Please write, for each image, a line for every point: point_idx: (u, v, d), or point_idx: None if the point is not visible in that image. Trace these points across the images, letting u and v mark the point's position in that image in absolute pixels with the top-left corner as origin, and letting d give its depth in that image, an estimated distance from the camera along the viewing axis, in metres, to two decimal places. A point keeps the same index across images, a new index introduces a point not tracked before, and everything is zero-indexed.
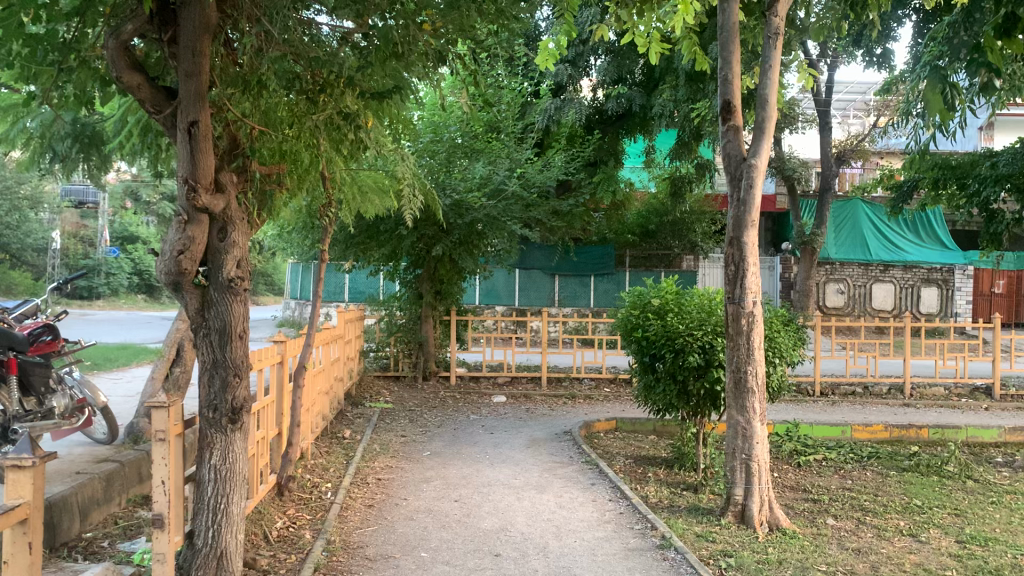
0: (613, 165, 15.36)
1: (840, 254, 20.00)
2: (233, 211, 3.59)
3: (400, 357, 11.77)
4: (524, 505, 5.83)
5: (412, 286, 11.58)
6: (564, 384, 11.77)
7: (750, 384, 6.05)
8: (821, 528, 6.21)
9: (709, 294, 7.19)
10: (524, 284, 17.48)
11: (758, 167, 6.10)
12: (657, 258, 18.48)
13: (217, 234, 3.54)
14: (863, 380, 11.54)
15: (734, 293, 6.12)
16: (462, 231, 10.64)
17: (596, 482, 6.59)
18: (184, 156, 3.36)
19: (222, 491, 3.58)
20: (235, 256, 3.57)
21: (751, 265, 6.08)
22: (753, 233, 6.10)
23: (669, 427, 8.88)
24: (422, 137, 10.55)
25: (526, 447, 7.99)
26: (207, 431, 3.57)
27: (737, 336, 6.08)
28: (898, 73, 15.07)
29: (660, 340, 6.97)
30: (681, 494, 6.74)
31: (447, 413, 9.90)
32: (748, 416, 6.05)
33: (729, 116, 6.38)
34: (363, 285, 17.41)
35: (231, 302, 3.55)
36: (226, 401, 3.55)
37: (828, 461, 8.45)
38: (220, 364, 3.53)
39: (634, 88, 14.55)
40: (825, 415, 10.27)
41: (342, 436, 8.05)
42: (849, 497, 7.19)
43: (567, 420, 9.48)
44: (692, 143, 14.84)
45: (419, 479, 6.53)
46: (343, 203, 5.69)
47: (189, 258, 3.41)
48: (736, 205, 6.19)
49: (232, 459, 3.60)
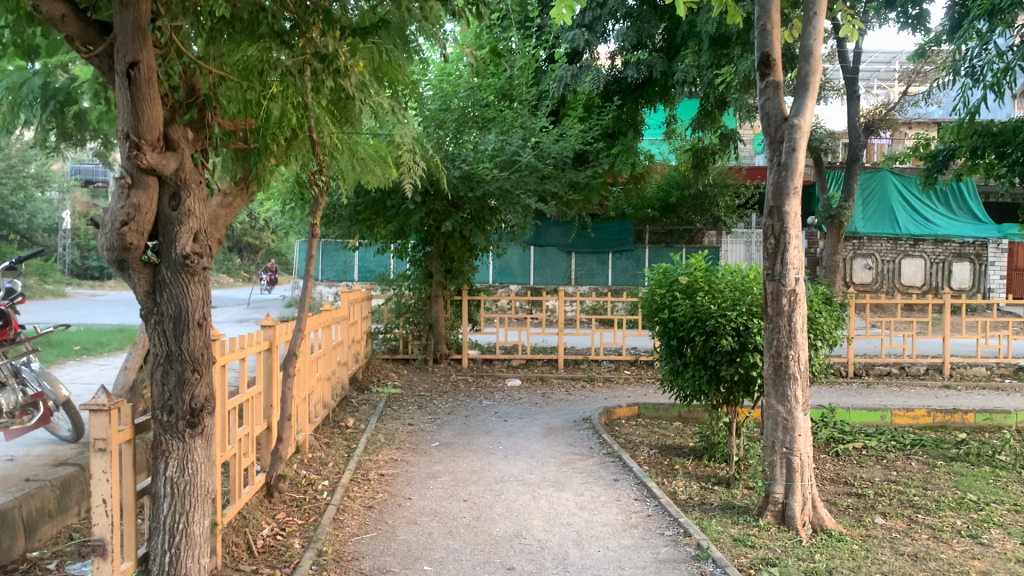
0: (632, 136, 14.26)
1: (867, 228, 19.19)
2: (189, 173, 2.98)
3: (410, 338, 11.20)
4: (540, 505, 5.24)
5: (422, 264, 11.05)
6: (582, 366, 11.19)
7: (791, 370, 5.42)
8: (870, 530, 5.59)
9: (743, 271, 6.57)
10: (538, 261, 16.98)
11: (801, 128, 5.44)
12: (678, 234, 17.70)
13: (169, 200, 2.94)
14: (898, 360, 10.91)
15: (773, 269, 5.49)
16: (473, 206, 10.01)
17: (620, 477, 5.98)
18: (123, 105, 2.77)
19: (180, 510, 3.00)
20: (191, 228, 2.96)
21: (793, 237, 5.44)
22: (796, 202, 5.45)
23: (695, 413, 8.29)
24: (430, 105, 9.88)
25: (543, 436, 7.42)
26: (161, 437, 2.98)
27: (777, 317, 5.45)
28: (934, 36, 14.22)
29: (689, 322, 6.34)
30: (712, 489, 6.15)
31: (458, 398, 9.33)
32: (789, 406, 5.43)
33: (768, 72, 5.69)
34: (373, 262, 16.87)
35: (187, 283, 2.96)
36: (183, 402, 2.97)
37: (868, 450, 7.82)
38: (175, 357, 2.96)
39: (654, 54, 13.80)
40: (860, 399, 9.63)
41: (345, 425, 7.49)
42: (898, 491, 6.56)
43: (586, 406, 8.88)
44: (715, 111, 14.04)
45: (425, 475, 5.96)
46: (336, 172, 5.07)
47: (135, 230, 2.83)
48: (777, 170, 5.53)
49: (191, 471, 3.02)
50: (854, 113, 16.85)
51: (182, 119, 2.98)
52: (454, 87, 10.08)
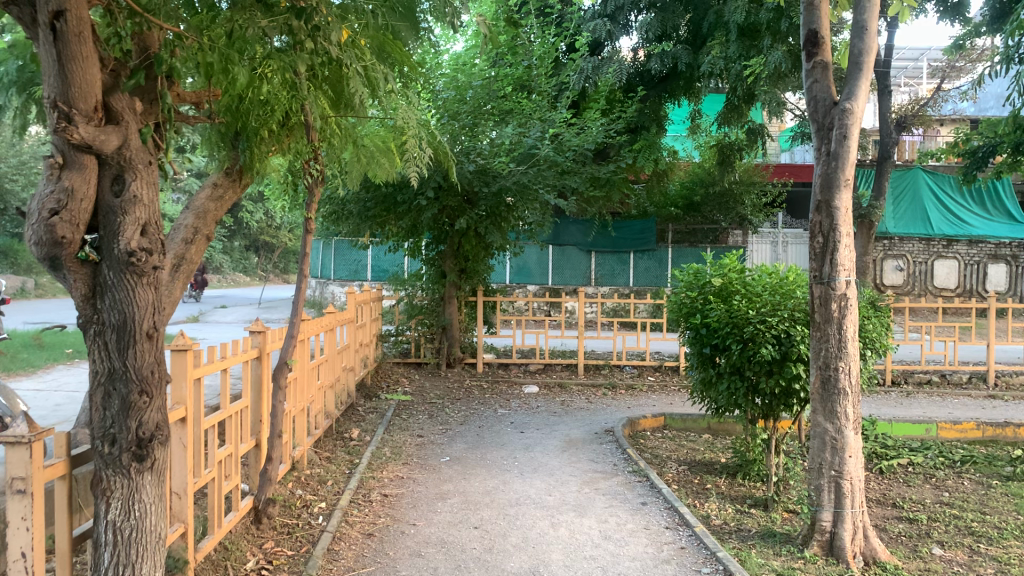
0: (656, 132, 13.54)
1: (899, 228, 18.56)
2: (136, 152, 2.45)
3: (422, 342, 10.68)
4: (560, 535, 4.69)
5: (435, 264, 10.53)
6: (602, 372, 10.63)
7: (841, 384, 4.84)
8: (928, 563, 4.98)
9: (781, 273, 5.98)
10: (557, 261, 16.46)
11: (853, 112, 4.84)
12: (703, 233, 16.92)
13: (110, 184, 2.42)
14: (939, 367, 10.26)
15: (821, 271, 4.91)
16: (489, 202, 9.51)
17: (648, 501, 5.41)
18: (50, 66, 2.26)
19: (124, 562, 2.46)
20: (138, 218, 2.44)
21: (844, 235, 4.87)
22: (847, 195, 4.88)
23: (726, 425, 7.71)
24: (442, 94, 9.36)
25: (562, 450, 6.87)
26: (101, 473, 2.45)
27: (825, 325, 4.88)
28: (975, 27, 13.47)
29: (724, 329, 5.77)
30: (749, 513, 5.59)
31: (472, 406, 8.80)
32: (839, 423, 4.84)
33: (815, 51, 5.12)
34: (386, 261, 16.35)
35: (134, 285, 2.43)
36: (127, 431, 2.45)
37: (915, 467, 7.21)
38: (119, 375, 2.44)
39: (680, 46, 13.15)
40: (902, 410, 9.00)
41: (349, 437, 6.97)
42: (954, 516, 5.93)
43: (607, 416, 8.30)
44: (742, 105, 13.45)
45: (433, 496, 5.42)
46: (334, 161, 4.55)
47: (68, 221, 2.30)
48: (825, 160, 4.95)
49: (139, 514, 2.49)
50: (885, 108, 16.09)
51: (127, 85, 2.45)
52: (470, 77, 9.56)
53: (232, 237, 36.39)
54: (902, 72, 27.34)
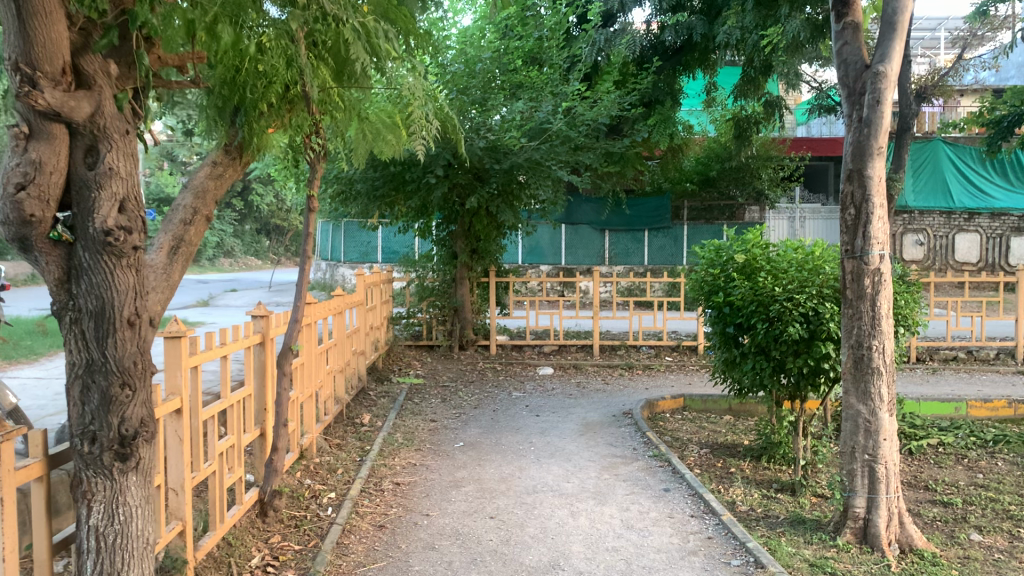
0: (669, 106, 13.19)
1: (919, 202, 18.22)
2: (110, 120, 2.21)
3: (434, 324, 10.46)
4: (581, 525, 4.47)
5: (446, 245, 10.31)
6: (619, 353, 10.40)
7: (874, 363, 4.58)
8: (968, 551, 4.72)
9: (807, 247, 5.70)
10: (570, 241, 16.22)
11: (888, 76, 4.54)
12: (720, 209, 16.59)
13: (83, 156, 2.18)
14: (965, 344, 10.00)
15: (854, 245, 4.65)
16: (500, 178, 9.23)
17: (671, 487, 5.19)
18: (9, 25, 2.03)
19: (108, 571, 2.26)
20: (115, 193, 2.20)
21: (877, 206, 4.60)
22: (880, 164, 4.60)
23: (747, 405, 7.48)
24: (450, 69, 9.08)
25: (579, 434, 6.65)
26: (81, 473, 2.24)
27: (858, 302, 4.62)
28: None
29: (748, 307, 5.51)
30: (776, 498, 5.36)
31: (485, 389, 8.59)
32: (873, 406, 4.58)
33: (846, 13, 4.83)
34: (397, 243, 16.13)
35: (112, 268, 2.20)
36: (108, 428, 2.23)
37: (946, 448, 6.95)
38: (98, 366, 2.22)
39: (695, 16, 12.79)
40: (930, 388, 8.73)
41: (360, 423, 6.77)
42: (990, 499, 5.66)
43: (625, 398, 8.07)
44: (759, 77, 13.11)
45: (446, 484, 5.20)
46: (336, 138, 4.34)
47: (36, 198, 2.07)
48: (857, 127, 4.66)
49: (124, 518, 2.28)
50: (905, 79, 15.64)
51: (98, 45, 2.21)
52: (479, 50, 9.27)
53: (243, 221, 36.34)
54: (920, 42, 26.82)
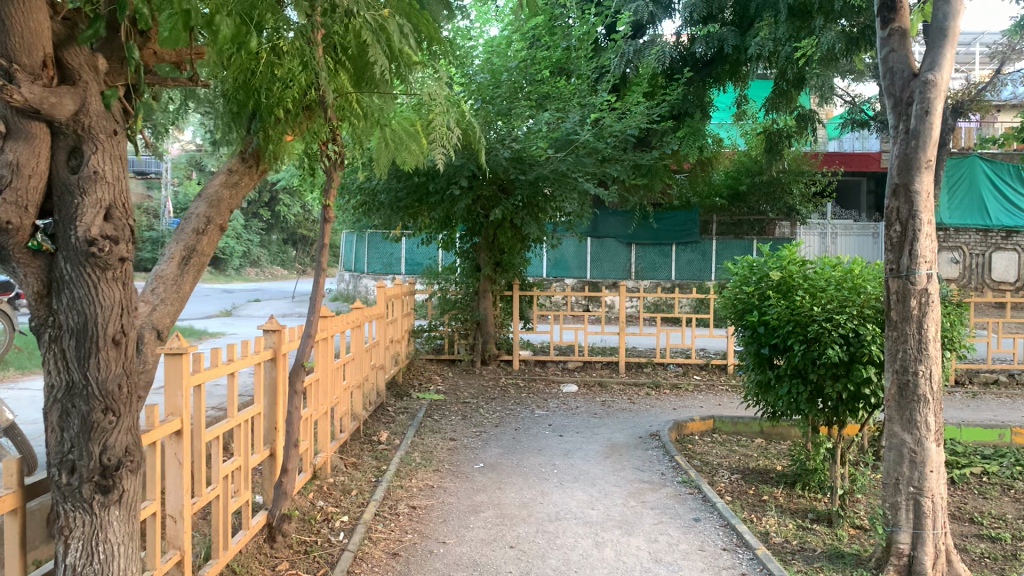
0: (700, 118, 12.83)
1: (953, 220, 17.79)
2: (95, 118, 2.02)
3: (456, 338, 10.23)
4: (606, 557, 4.21)
5: (469, 257, 10.13)
6: (645, 370, 10.12)
7: (920, 390, 4.28)
8: None
9: (846, 265, 5.43)
10: (595, 254, 16.02)
11: (937, 85, 4.26)
12: (749, 225, 16.31)
13: (66, 158, 1.99)
14: (1006, 366, 9.63)
15: (899, 263, 4.37)
16: (525, 190, 9.01)
17: (701, 517, 4.91)
18: None
19: None
20: (100, 200, 2.01)
21: (925, 224, 4.32)
22: (929, 177, 4.31)
23: (780, 428, 7.17)
24: (475, 78, 8.87)
25: (604, 456, 6.40)
26: (58, 506, 2.04)
27: (903, 324, 4.33)
28: None
29: (785, 326, 5.24)
30: (812, 529, 5.06)
31: (507, 407, 8.34)
32: (919, 434, 4.27)
33: (892, 19, 4.57)
34: (421, 255, 15.94)
35: (96, 281, 2.00)
36: (89, 456, 2.03)
37: (990, 477, 6.62)
38: (78, 389, 2.02)
39: (726, 27, 12.49)
40: (970, 412, 8.37)
41: (377, 441, 6.55)
42: None
43: (652, 418, 7.81)
44: (791, 90, 12.78)
45: (465, 509, 4.97)
46: (355, 145, 4.10)
47: (11, 204, 1.88)
48: (903, 139, 4.39)
49: (105, 556, 2.07)
50: None
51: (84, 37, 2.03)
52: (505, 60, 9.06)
53: (270, 230, 36.40)
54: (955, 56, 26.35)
